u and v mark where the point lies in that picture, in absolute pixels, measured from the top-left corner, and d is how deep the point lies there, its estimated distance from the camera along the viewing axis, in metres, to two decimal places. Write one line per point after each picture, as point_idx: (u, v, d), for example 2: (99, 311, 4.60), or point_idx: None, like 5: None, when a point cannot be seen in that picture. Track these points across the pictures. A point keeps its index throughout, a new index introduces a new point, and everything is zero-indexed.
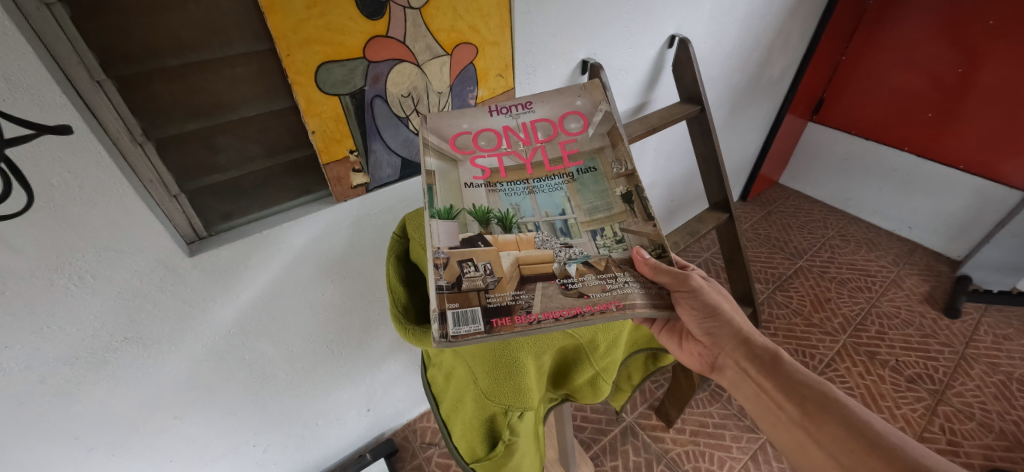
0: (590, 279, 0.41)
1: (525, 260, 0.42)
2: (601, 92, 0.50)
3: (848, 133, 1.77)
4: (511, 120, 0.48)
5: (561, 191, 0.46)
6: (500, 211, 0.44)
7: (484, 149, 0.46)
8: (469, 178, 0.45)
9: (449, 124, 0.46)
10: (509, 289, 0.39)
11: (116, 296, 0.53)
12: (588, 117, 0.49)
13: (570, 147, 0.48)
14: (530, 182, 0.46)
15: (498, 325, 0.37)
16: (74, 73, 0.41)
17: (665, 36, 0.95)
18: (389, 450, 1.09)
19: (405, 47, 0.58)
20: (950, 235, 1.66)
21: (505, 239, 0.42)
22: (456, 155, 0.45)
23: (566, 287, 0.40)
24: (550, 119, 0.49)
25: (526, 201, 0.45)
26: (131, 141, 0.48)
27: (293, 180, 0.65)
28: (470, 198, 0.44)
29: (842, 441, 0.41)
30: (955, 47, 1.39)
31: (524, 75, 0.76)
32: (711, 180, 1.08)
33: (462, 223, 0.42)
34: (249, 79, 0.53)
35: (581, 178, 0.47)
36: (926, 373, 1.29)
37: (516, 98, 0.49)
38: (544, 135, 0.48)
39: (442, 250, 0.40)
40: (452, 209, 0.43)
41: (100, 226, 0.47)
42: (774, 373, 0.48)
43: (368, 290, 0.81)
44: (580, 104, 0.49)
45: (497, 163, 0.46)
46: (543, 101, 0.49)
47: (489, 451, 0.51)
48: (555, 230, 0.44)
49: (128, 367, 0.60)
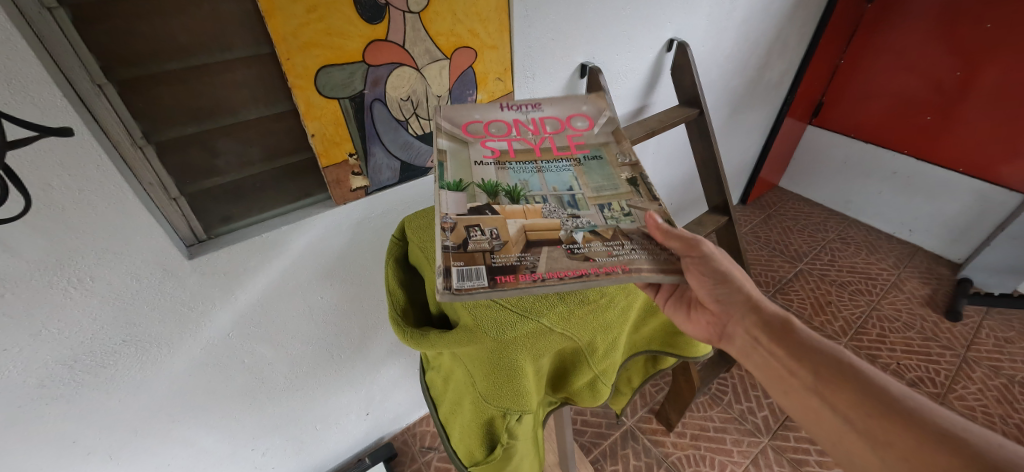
0: (596, 246, 0.39)
1: (532, 227, 0.40)
2: (604, 101, 0.57)
3: (847, 137, 1.77)
4: (520, 115, 0.54)
5: (567, 172, 0.47)
6: (508, 185, 0.45)
7: (494, 135, 0.51)
8: (479, 156, 0.48)
9: (462, 114, 0.52)
10: (514, 251, 0.38)
11: (115, 299, 0.53)
12: (594, 118, 0.55)
13: (577, 139, 0.52)
14: (539, 163, 0.48)
15: (502, 281, 0.35)
16: (75, 76, 0.41)
17: (664, 40, 0.95)
18: (388, 454, 1.08)
19: (404, 51, 0.58)
20: (951, 238, 1.66)
21: (513, 208, 0.42)
22: (468, 137, 0.49)
23: (572, 251, 0.38)
24: (557, 118, 0.54)
25: (534, 178, 0.46)
26: (131, 145, 0.48)
27: (292, 183, 0.65)
28: (480, 174, 0.46)
29: (858, 406, 0.40)
30: (953, 51, 1.40)
31: (523, 78, 0.76)
32: (710, 183, 1.08)
33: (471, 194, 0.43)
34: (249, 82, 0.53)
35: (586, 163, 0.49)
36: (927, 377, 1.28)
37: (526, 100, 0.56)
38: (551, 128, 0.53)
39: (450, 216, 0.40)
40: (461, 182, 0.44)
41: (99, 229, 0.47)
42: (788, 340, 0.47)
43: (368, 293, 0.81)
44: (585, 108, 0.56)
45: (506, 146, 0.50)
46: (551, 103, 0.56)
47: (487, 455, 0.50)
48: (562, 203, 0.44)
49: (126, 370, 0.60)
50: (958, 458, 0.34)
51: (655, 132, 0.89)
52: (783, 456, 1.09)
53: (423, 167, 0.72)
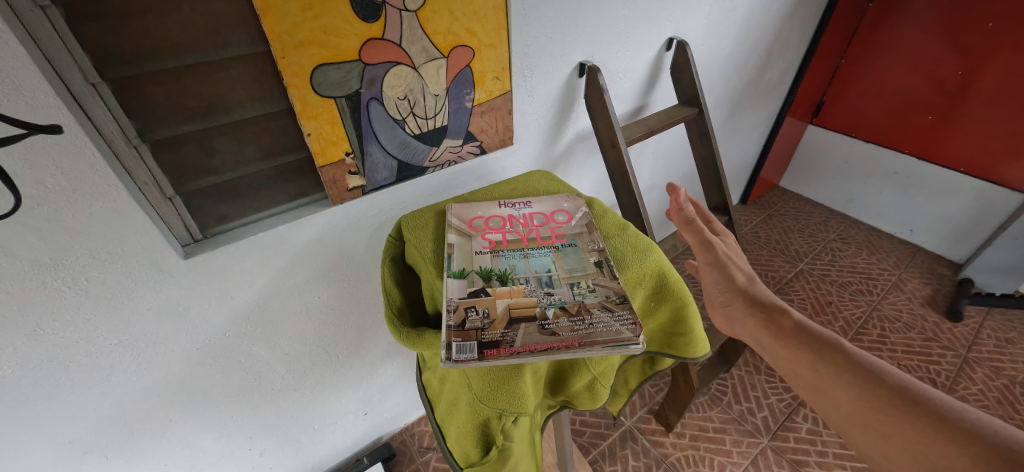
0: (562, 321, 0.41)
1: (515, 306, 0.43)
2: (583, 200, 0.60)
3: (848, 136, 1.76)
4: (514, 211, 0.58)
5: (548, 257, 0.50)
6: (500, 270, 0.48)
7: (492, 228, 0.54)
8: (478, 247, 0.51)
9: (468, 211, 0.57)
10: (500, 327, 0.41)
11: (109, 298, 0.53)
12: (573, 212, 0.57)
13: (558, 230, 0.54)
14: (526, 250, 0.51)
15: (488, 353, 0.38)
16: (68, 74, 0.41)
17: (663, 39, 0.95)
18: (386, 455, 1.08)
19: (400, 50, 0.58)
20: (953, 238, 1.65)
21: (501, 289, 0.45)
22: (472, 232, 0.54)
23: (543, 326, 0.41)
24: (543, 212, 0.58)
25: (521, 262, 0.49)
26: (125, 143, 0.47)
27: (288, 182, 0.65)
28: (478, 261, 0.49)
29: (861, 399, 0.41)
30: (954, 50, 1.39)
31: (522, 77, 0.76)
32: (710, 182, 1.07)
33: (470, 280, 0.46)
34: (244, 81, 0.53)
35: (565, 249, 0.51)
36: (928, 378, 1.27)
37: (520, 198, 0.61)
38: (538, 222, 0.56)
39: (453, 300, 0.43)
40: (464, 270, 0.47)
41: (94, 228, 0.47)
42: (790, 336, 0.48)
43: (365, 293, 0.81)
44: (567, 205, 0.59)
45: (501, 237, 0.53)
46: (539, 201, 0.60)
47: (483, 456, 0.49)
48: (540, 282, 0.46)
49: (122, 370, 0.59)
50: (955, 448, 0.34)
51: (654, 132, 0.90)
52: (782, 457, 1.09)
53: (420, 166, 0.72)
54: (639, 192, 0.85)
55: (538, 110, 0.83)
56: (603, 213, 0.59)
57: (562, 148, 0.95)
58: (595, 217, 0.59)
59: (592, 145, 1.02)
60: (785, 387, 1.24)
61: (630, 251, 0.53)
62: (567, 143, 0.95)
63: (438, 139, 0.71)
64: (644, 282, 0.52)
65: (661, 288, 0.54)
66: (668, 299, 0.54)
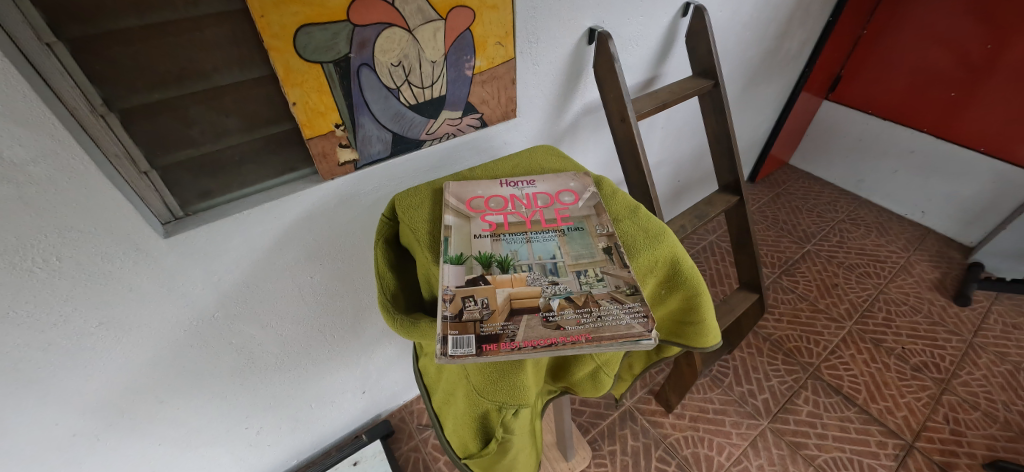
0: (568, 313, 0.38)
1: (517, 296, 0.40)
2: (590, 178, 0.56)
3: (864, 112, 1.69)
4: (516, 190, 0.54)
5: (552, 242, 0.46)
6: (501, 256, 0.44)
7: (493, 209, 0.51)
8: (477, 230, 0.48)
9: (467, 190, 0.53)
10: (500, 319, 0.37)
11: (85, 279, 0.50)
12: (579, 193, 0.53)
13: (564, 212, 0.50)
14: (529, 233, 0.47)
15: (487, 349, 0.35)
16: (16, 32, 0.36)
17: (680, 3, 0.88)
18: (385, 432, 1.09)
19: (393, 9, 0.52)
20: (966, 220, 1.61)
21: (502, 277, 0.42)
22: (471, 213, 0.50)
23: (547, 319, 0.38)
24: (548, 192, 0.54)
25: (523, 248, 0.45)
26: (90, 112, 0.43)
27: (274, 156, 0.60)
28: (477, 246, 0.46)
29: None
30: (984, 21, 1.30)
31: (526, 43, 0.70)
32: (721, 160, 1.02)
33: (468, 267, 0.43)
34: (220, 42, 0.47)
35: (571, 233, 0.47)
36: (932, 362, 1.26)
37: (523, 175, 0.56)
38: (542, 203, 0.52)
39: (449, 288, 0.40)
40: (462, 255, 0.44)
41: (56, 205, 0.43)
42: None
43: (360, 271, 0.78)
44: (573, 184, 0.55)
45: (502, 219, 0.49)
46: (544, 179, 0.55)
47: (482, 448, 0.47)
48: (544, 270, 0.43)
49: (106, 352, 0.57)
50: None
51: (667, 105, 0.84)
52: (782, 439, 1.09)
53: (416, 139, 0.67)
54: (648, 169, 0.80)
55: (544, 80, 0.78)
56: (612, 193, 0.55)
57: (567, 121, 0.90)
58: (604, 197, 0.55)
59: (599, 119, 0.97)
60: (786, 370, 1.24)
61: (642, 236, 0.49)
62: (573, 116, 0.90)
63: (435, 111, 0.66)
64: (656, 269, 0.49)
65: (673, 276, 0.50)
66: (679, 287, 0.51)
